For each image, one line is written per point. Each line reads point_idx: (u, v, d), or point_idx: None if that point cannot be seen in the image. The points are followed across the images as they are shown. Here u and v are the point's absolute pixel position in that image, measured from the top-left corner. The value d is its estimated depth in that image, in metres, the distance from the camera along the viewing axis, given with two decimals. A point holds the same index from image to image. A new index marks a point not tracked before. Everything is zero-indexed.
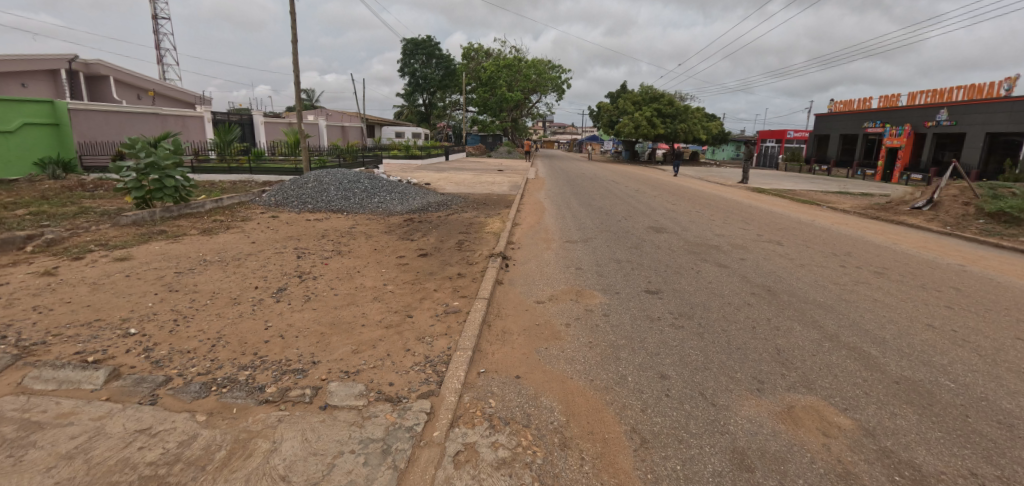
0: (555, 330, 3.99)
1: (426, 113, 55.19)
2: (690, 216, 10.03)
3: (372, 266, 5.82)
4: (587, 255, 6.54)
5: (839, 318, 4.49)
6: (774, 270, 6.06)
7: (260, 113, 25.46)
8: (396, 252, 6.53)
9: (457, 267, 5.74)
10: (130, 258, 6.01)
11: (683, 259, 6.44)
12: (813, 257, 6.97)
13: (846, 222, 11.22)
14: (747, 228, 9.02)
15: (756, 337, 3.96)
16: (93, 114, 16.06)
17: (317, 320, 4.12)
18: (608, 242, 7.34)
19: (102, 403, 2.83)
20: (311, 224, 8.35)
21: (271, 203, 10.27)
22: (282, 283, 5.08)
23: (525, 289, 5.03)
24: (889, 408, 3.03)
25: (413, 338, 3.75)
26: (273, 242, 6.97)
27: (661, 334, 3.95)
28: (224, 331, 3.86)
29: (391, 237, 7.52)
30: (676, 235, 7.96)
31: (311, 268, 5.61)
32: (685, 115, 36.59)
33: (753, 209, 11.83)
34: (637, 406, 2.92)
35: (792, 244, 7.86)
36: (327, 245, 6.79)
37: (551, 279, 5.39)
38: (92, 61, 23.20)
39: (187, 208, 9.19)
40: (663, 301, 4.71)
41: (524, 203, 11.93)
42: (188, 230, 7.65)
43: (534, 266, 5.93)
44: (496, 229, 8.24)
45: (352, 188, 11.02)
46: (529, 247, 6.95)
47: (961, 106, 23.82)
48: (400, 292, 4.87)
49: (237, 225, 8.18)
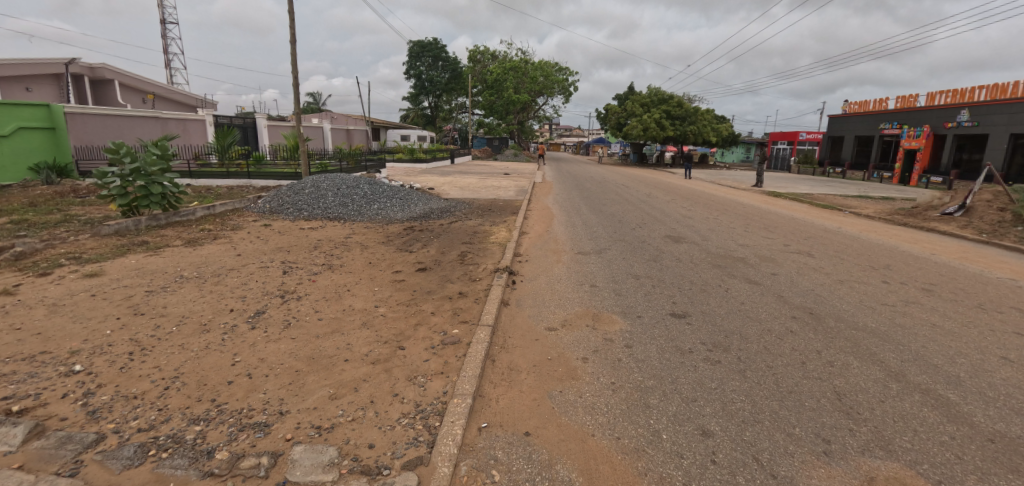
0: (569, 367, 3.40)
1: (432, 117, 54.75)
2: (709, 224, 9.38)
3: (364, 283, 5.25)
4: (601, 269, 5.94)
5: (900, 350, 3.84)
6: (811, 288, 5.41)
7: (263, 116, 25.07)
8: (392, 266, 5.96)
9: (457, 285, 5.15)
10: (101, 273, 5.50)
11: (707, 274, 5.81)
12: (850, 271, 6.33)
13: (876, 229, 10.53)
14: (772, 237, 8.35)
15: (809, 377, 3.34)
16: (90, 118, 15.69)
17: (293, 353, 3.56)
18: (624, 253, 6.73)
19: (10, 472, 2.30)
20: (304, 234, 7.82)
21: (265, 210, 9.77)
22: (262, 305, 4.53)
23: (535, 312, 4.43)
24: (995, 481, 2.39)
25: (403, 378, 3.18)
26: (260, 254, 6.44)
27: (696, 373, 3.34)
28: (183, 369, 3.33)
29: (388, 248, 6.97)
30: (697, 246, 7.32)
31: (296, 286, 5.05)
32: (695, 117, 35.85)
33: (775, 216, 11.15)
34: (678, 479, 2.32)
35: (824, 256, 7.19)
36: (317, 258, 6.25)
37: (563, 300, 4.79)
38: (97, 64, 22.99)
39: (175, 216, 8.69)
40: (693, 328, 4.10)
41: (532, 209, 11.33)
42: (172, 241, 7.13)
43: (543, 283, 5.34)
44: (502, 239, 7.66)
45: (350, 194, 10.48)
46: (538, 260, 6.36)
47: (983, 106, 22.97)
48: (394, 316, 4.31)
49: (224, 234, 7.65)
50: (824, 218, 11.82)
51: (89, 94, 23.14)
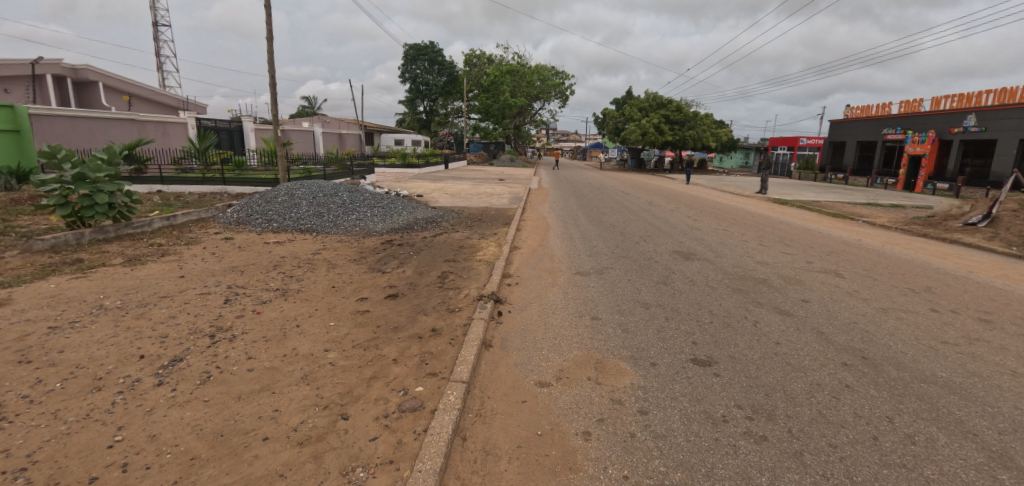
0: (565, 449, 2.52)
1: (427, 121, 53.95)
2: (719, 237, 8.54)
3: (319, 315, 4.35)
4: (603, 294, 5.08)
5: (992, 416, 2.97)
6: (854, 320, 4.55)
7: (249, 120, 24.21)
8: (358, 292, 5.05)
9: (431, 319, 4.26)
10: (3, 303, 4.56)
11: (728, 302, 4.93)
12: (889, 296, 5.49)
13: (897, 241, 9.71)
14: (792, 253, 7.51)
15: (888, 464, 2.49)
16: (57, 120, 14.71)
17: (197, 428, 2.69)
18: (628, 274, 5.88)
19: None
20: (266, 249, 6.93)
21: (231, 220, 8.86)
22: (184, 349, 3.64)
23: (523, 358, 3.54)
24: None
25: (335, 472, 2.31)
26: (207, 276, 5.52)
27: (736, 459, 2.47)
28: (39, 455, 2.47)
29: (359, 267, 6.08)
30: (710, 264, 6.46)
31: (235, 320, 4.15)
32: (694, 122, 35.19)
33: (787, 226, 10.33)
34: None
35: (855, 276, 6.34)
36: (272, 281, 5.34)
37: (559, 339, 3.91)
38: (80, 65, 22.16)
39: (127, 227, 7.80)
40: (724, 383, 3.23)
41: (525, 219, 10.48)
42: (111, 260, 6.21)
43: (535, 314, 4.47)
44: (490, 256, 6.77)
45: (327, 202, 9.58)
46: (530, 283, 5.51)
47: (991, 111, 22.32)
48: (348, 363, 3.43)
49: (175, 251, 6.74)
50: (840, 228, 10.97)
51: (72, 97, 22.22)
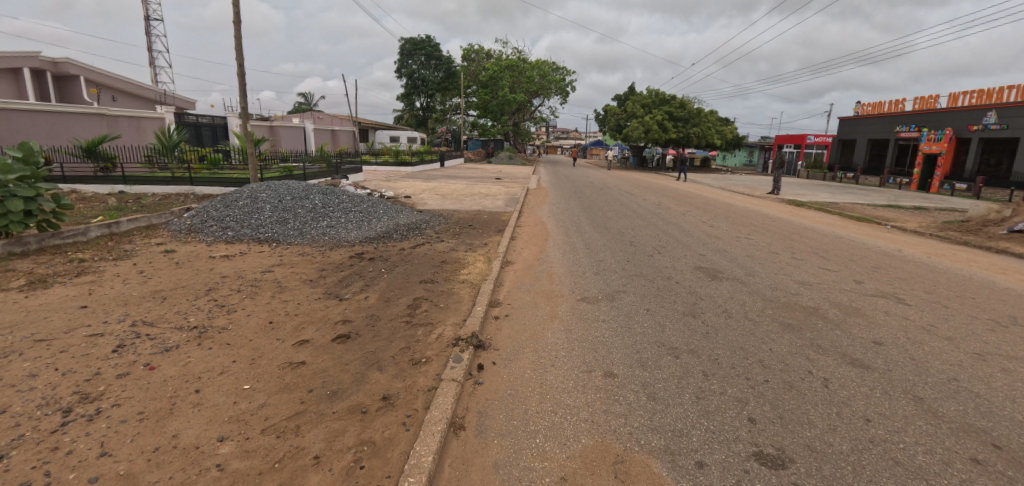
0: None
1: (424, 118, 52.51)
2: (744, 248, 7.40)
3: (232, 372, 3.17)
4: (616, 333, 3.94)
5: None
6: (955, 379, 3.38)
7: (233, 115, 22.97)
8: (298, 332, 3.87)
9: (385, 379, 3.10)
10: None
11: (781, 346, 3.79)
12: (977, 333, 4.34)
13: (941, 252, 8.57)
14: (833, 269, 6.36)
15: None
16: (14, 115, 13.46)
17: None
18: (646, 301, 4.76)
19: None
20: (209, 266, 5.78)
21: (182, 227, 7.67)
22: (14, 438, 2.49)
23: (508, 455, 2.40)
24: None
25: None
26: (113, 307, 4.34)
27: None
28: None
29: (313, 291, 4.93)
30: (743, 286, 5.34)
31: (110, 385, 2.98)
32: (699, 119, 33.96)
33: (815, 233, 9.21)
34: None
35: (919, 302, 5.19)
36: (193, 315, 4.16)
37: (560, 414, 2.76)
38: (59, 58, 21.00)
39: (55, 238, 6.62)
40: None
41: (522, 225, 9.33)
42: (10, 281, 5.04)
43: (527, 367, 3.33)
44: (476, 276, 5.61)
45: (294, 207, 8.42)
46: (524, 314, 4.38)
47: (1013, 107, 21.13)
48: (243, 466, 2.29)
49: (96, 269, 5.56)
50: (873, 236, 9.81)
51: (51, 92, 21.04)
